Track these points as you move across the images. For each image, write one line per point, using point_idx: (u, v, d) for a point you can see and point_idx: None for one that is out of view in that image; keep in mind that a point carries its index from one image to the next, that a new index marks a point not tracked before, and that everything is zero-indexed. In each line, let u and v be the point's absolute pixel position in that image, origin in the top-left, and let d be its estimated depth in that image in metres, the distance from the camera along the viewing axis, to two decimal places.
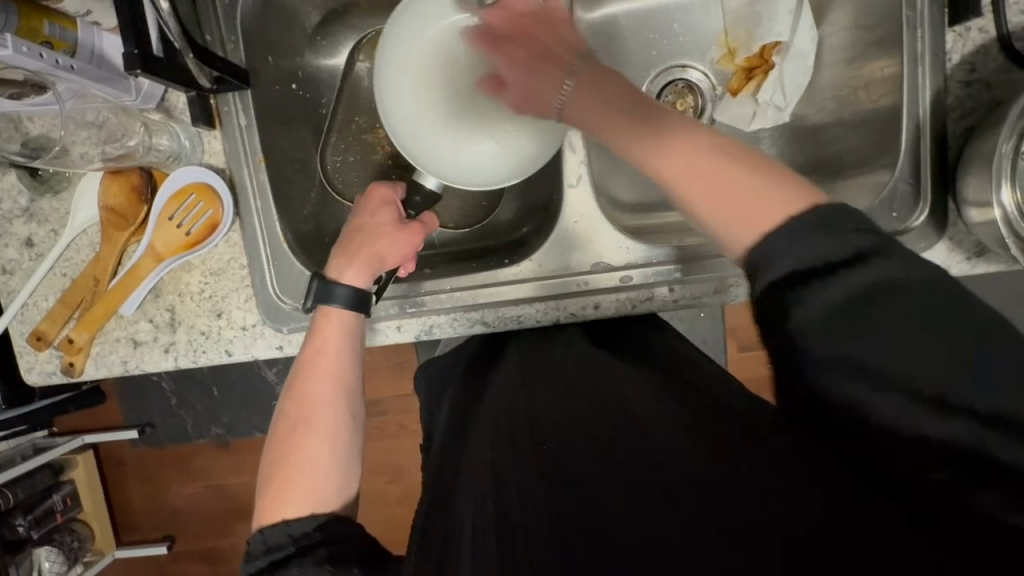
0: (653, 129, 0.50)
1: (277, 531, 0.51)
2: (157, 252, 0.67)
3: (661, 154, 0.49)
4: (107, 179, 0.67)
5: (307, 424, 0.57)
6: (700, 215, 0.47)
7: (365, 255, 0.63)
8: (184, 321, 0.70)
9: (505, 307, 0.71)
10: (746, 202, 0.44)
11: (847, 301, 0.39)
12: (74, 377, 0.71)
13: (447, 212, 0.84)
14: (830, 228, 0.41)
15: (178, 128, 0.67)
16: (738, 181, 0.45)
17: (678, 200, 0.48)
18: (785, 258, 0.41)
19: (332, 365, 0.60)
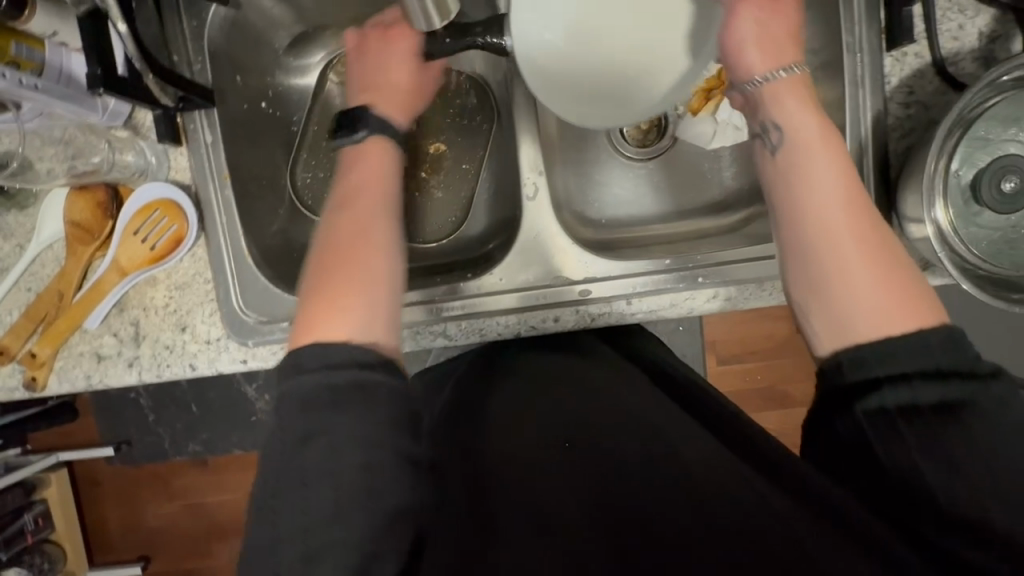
0: (835, 169, 0.53)
1: (336, 348, 0.47)
2: (122, 266, 0.68)
3: (826, 189, 0.52)
4: (74, 194, 0.68)
5: (368, 239, 0.56)
6: (837, 258, 0.50)
7: (405, 96, 0.68)
8: (148, 335, 0.71)
9: (467, 320, 0.72)
10: (884, 298, 0.48)
11: (939, 406, 0.44)
12: (36, 392, 0.71)
13: (415, 228, 0.84)
14: (956, 346, 0.45)
15: (144, 145, 0.68)
16: (887, 269, 0.49)
17: (812, 244, 0.51)
18: (887, 359, 0.46)
19: (381, 213, 0.58)
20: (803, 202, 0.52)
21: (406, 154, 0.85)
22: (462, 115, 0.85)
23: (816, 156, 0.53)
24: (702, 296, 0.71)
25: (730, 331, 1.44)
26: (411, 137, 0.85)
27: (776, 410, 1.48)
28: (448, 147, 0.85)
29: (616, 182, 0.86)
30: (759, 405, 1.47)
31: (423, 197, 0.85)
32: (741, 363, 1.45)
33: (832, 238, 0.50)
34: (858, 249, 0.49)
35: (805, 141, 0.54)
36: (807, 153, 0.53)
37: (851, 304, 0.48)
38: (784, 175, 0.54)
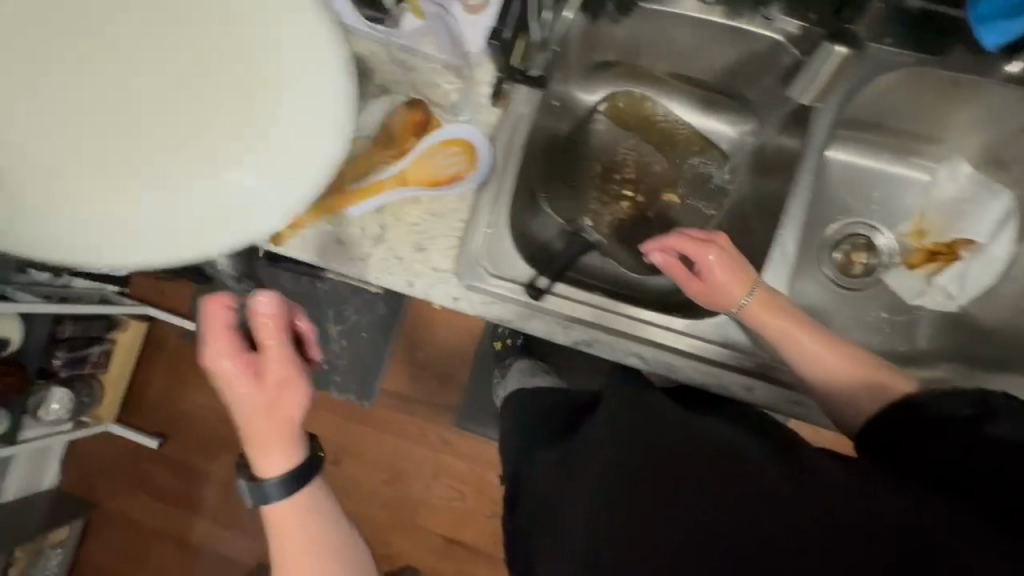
0: (823, 334, 0.71)
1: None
2: (404, 178, 0.77)
3: (821, 354, 0.70)
4: (401, 107, 0.78)
5: (313, 552, 0.62)
6: (839, 392, 0.70)
7: (271, 432, 0.59)
8: (387, 242, 0.78)
9: (666, 353, 0.77)
10: (854, 393, 0.69)
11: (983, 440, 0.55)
12: (276, 246, 0.80)
13: (620, 252, 0.89)
14: (949, 400, 0.60)
15: (470, 95, 0.78)
16: (862, 373, 0.69)
17: (821, 383, 0.71)
18: (916, 415, 0.61)
19: (337, 538, 0.63)
20: (805, 362, 0.71)
21: (644, 192, 0.92)
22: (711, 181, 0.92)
23: (798, 339, 0.71)
24: None
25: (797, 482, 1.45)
26: (655, 179, 0.93)
27: None
28: (682, 202, 0.92)
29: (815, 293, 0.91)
30: None
31: (643, 231, 0.90)
32: None
33: (823, 382, 0.70)
34: (829, 360, 0.70)
35: (799, 319, 0.72)
36: (789, 330, 0.71)
37: (847, 405, 0.70)
38: (792, 337, 0.71)
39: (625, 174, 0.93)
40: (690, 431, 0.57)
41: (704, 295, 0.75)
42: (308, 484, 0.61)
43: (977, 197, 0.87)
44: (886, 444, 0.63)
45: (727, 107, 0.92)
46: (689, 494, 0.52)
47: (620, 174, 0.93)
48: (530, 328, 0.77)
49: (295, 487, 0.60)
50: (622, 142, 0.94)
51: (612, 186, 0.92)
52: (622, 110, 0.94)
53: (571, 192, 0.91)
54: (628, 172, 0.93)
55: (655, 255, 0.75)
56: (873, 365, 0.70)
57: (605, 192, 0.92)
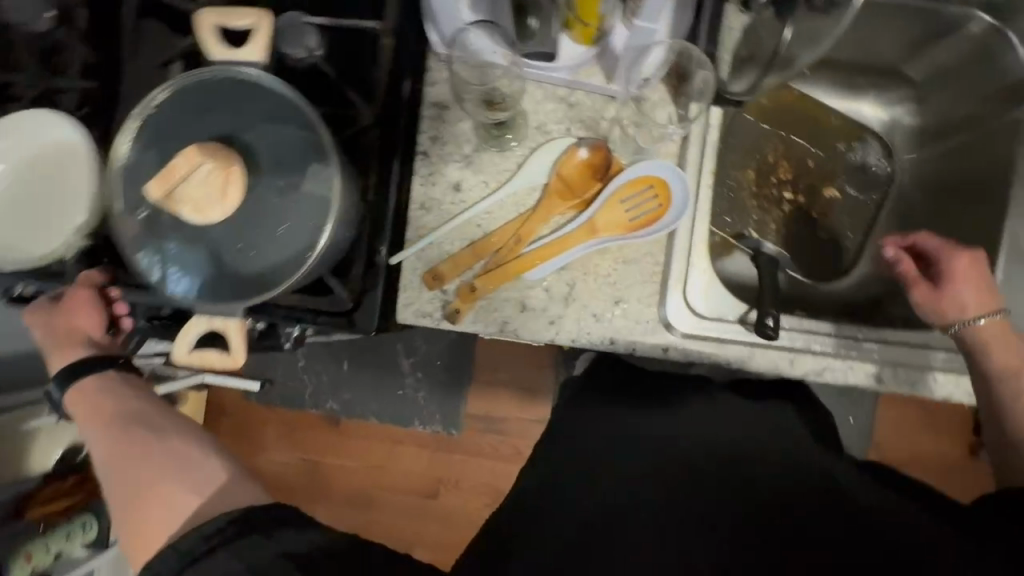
0: None
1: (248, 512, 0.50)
2: (594, 228, 0.69)
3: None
4: (573, 150, 0.70)
5: (140, 432, 0.60)
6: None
7: (65, 338, 0.66)
8: (580, 299, 0.72)
9: (905, 372, 0.71)
10: None
11: None
12: (453, 324, 0.72)
13: (796, 260, 0.86)
14: None
15: (646, 125, 0.70)
16: None
17: (1018, 426, 0.65)
18: None
19: (122, 395, 0.64)
20: (1005, 391, 0.66)
21: (804, 191, 0.88)
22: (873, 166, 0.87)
23: (1016, 372, 0.66)
24: None
25: None
26: (811, 174, 0.88)
27: None
28: (845, 194, 0.88)
29: None
30: None
31: (809, 235, 0.87)
32: None
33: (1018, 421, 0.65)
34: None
35: (1018, 352, 0.67)
36: (1011, 362, 0.66)
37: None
38: (1004, 360, 0.66)
39: (780, 175, 0.87)
40: (695, 436, 0.66)
41: (926, 302, 0.71)
42: (101, 365, 0.65)
43: None
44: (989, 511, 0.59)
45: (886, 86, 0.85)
46: (665, 472, 0.61)
47: (774, 175, 0.87)
48: (751, 365, 0.71)
49: (86, 369, 0.65)
50: (772, 139, 0.87)
51: (769, 190, 0.87)
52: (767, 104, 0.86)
53: (729, 203, 0.85)
54: (782, 171, 0.87)
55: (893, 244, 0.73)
56: None
57: (761, 197, 0.87)
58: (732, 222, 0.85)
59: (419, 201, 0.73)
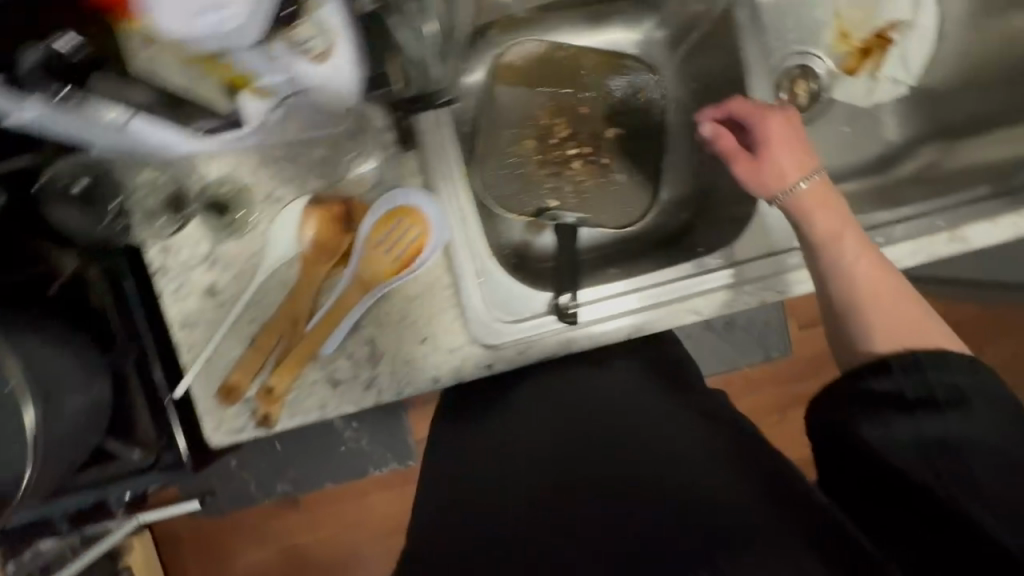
0: (871, 251, 0.59)
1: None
2: (364, 282, 0.64)
3: (860, 263, 0.58)
4: (307, 210, 0.63)
5: None
6: (865, 324, 0.56)
7: None
8: (386, 352, 0.68)
9: (718, 294, 0.70)
10: (881, 326, 0.55)
11: (913, 438, 0.49)
12: (270, 429, 0.67)
13: (604, 214, 0.81)
14: (930, 369, 0.51)
15: (379, 152, 0.64)
16: (908, 312, 0.56)
17: (855, 306, 0.57)
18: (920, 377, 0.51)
19: None
20: (837, 267, 0.58)
21: (588, 141, 0.84)
22: (646, 91, 0.84)
23: (840, 240, 0.59)
24: (939, 239, 0.73)
25: None
26: (588, 121, 0.84)
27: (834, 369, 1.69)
28: (628, 130, 0.84)
29: None
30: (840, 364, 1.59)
31: (609, 182, 0.83)
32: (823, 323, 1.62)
33: (855, 300, 0.57)
34: (885, 293, 0.57)
35: (839, 216, 0.61)
36: (833, 232, 0.60)
37: (863, 336, 0.56)
38: (824, 229, 0.60)
39: (560, 134, 0.83)
40: (560, 406, 0.71)
41: (748, 177, 0.66)
42: None
43: None
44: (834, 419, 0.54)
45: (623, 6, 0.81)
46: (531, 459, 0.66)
47: (553, 137, 0.83)
48: (573, 347, 0.69)
49: None
50: (538, 101, 0.84)
51: (556, 153, 0.83)
52: (517, 68, 0.84)
53: (519, 183, 0.82)
54: (560, 129, 0.84)
55: (708, 122, 0.67)
56: (927, 315, 0.56)
57: (549, 165, 0.83)
58: (530, 201, 0.81)
59: (178, 320, 0.66)
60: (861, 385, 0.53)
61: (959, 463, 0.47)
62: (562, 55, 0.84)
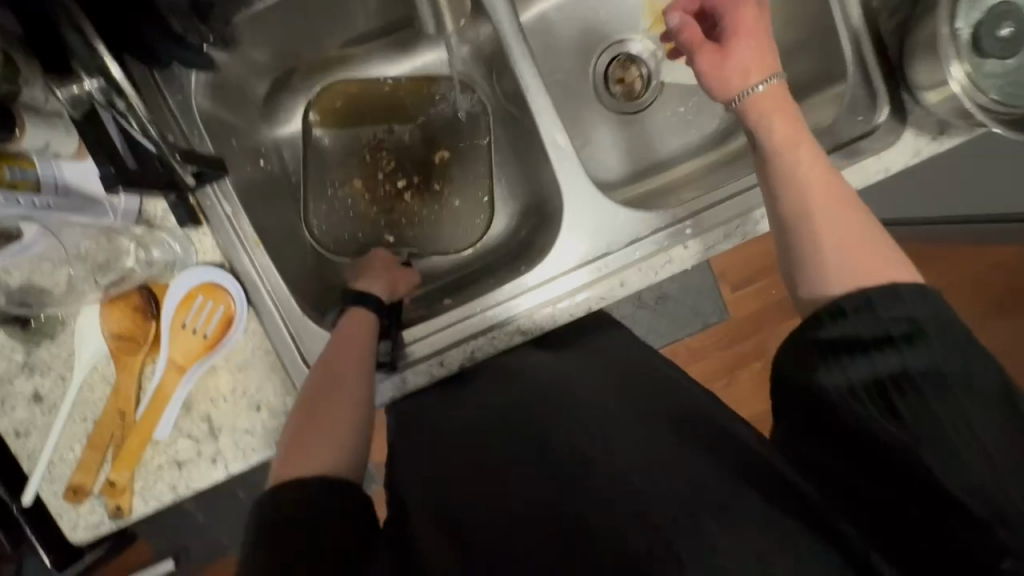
0: (827, 165, 0.53)
1: (292, 481, 0.48)
2: (179, 364, 0.65)
3: (819, 176, 0.52)
4: (104, 307, 0.64)
5: None
6: (829, 250, 0.49)
7: None
8: (224, 426, 0.68)
9: (536, 312, 0.70)
10: (843, 251, 0.49)
11: (873, 378, 0.43)
12: (125, 520, 0.67)
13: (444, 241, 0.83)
14: (898, 302, 0.45)
15: (166, 236, 0.64)
16: (869, 236, 0.49)
17: (811, 228, 0.51)
18: (879, 312, 0.45)
19: None
20: (800, 183, 0.52)
21: (415, 172, 0.84)
22: (461, 114, 0.83)
23: (797, 149, 0.53)
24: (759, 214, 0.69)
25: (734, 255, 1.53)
26: (409, 154, 0.84)
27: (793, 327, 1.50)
28: (454, 152, 0.84)
29: (615, 142, 0.85)
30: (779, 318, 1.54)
31: (442, 208, 0.83)
32: (754, 285, 1.53)
33: (812, 221, 0.51)
34: (830, 207, 0.51)
35: (792, 135, 0.54)
36: (789, 143, 0.54)
37: (824, 264, 0.49)
38: (783, 145, 0.54)
39: (386, 172, 0.84)
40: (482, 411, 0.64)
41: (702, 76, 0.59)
42: None
43: None
44: (796, 376, 0.47)
45: (415, 30, 0.78)
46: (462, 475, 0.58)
47: (377, 176, 0.84)
48: (400, 392, 0.70)
49: None
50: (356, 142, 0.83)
51: (386, 191, 0.84)
52: (326, 113, 0.81)
53: (354, 225, 0.82)
54: (385, 167, 0.84)
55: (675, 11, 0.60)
56: (884, 238, 0.50)
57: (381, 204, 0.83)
58: (369, 239, 0.82)
59: (10, 431, 0.66)
60: (818, 335, 0.46)
61: (915, 394, 0.41)
62: (370, 91, 0.82)
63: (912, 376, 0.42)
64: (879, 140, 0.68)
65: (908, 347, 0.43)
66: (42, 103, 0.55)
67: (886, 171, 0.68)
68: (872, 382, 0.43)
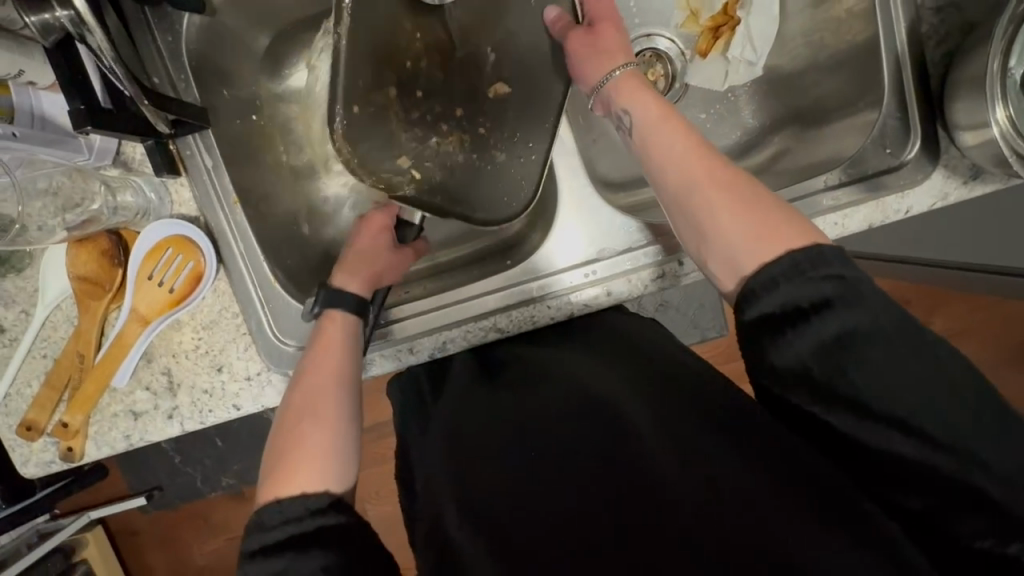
0: (696, 138, 0.53)
1: (290, 504, 0.47)
2: (142, 315, 0.63)
3: (686, 153, 0.52)
4: (72, 247, 0.63)
5: None
6: (712, 226, 0.49)
7: None
8: (183, 382, 0.65)
9: (516, 309, 0.67)
10: (732, 221, 0.48)
11: (815, 349, 0.42)
12: (75, 462, 0.66)
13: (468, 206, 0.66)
14: (806, 271, 0.43)
15: (140, 181, 0.62)
16: (754, 201, 0.48)
17: (690, 208, 0.51)
18: (779, 287, 0.44)
19: None
20: (670, 165, 0.53)
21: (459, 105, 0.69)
22: (539, 51, 0.67)
23: (661, 135, 0.54)
24: None
25: None
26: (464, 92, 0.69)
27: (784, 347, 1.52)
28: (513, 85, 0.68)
29: None
30: None
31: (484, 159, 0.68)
32: None
33: (695, 200, 0.50)
34: (718, 191, 0.49)
35: (653, 117, 0.56)
36: (654, 125, 0.55)
37: (714, 241, 0.49)
38: (652, 134, 0.55)
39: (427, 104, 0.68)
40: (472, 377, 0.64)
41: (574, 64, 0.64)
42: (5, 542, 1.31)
43: None
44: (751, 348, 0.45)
45: None
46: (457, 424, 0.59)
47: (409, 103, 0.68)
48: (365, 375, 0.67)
49: None
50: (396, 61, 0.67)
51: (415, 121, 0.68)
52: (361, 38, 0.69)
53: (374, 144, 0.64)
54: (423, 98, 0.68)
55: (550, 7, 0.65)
56: (773, 201, 0.48)
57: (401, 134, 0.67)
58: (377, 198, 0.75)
59: None
60: (747, 318, 0.45)
61: (857, 360, 0.41)
62: None
63: (860, 348, 0.41)
64: (906, 176, 0.63)
65: (841, 305, 0.41)
66: (20, 27, 0.52)
67: (906, 212, 0.64)
68: (813, 354, 0.42)
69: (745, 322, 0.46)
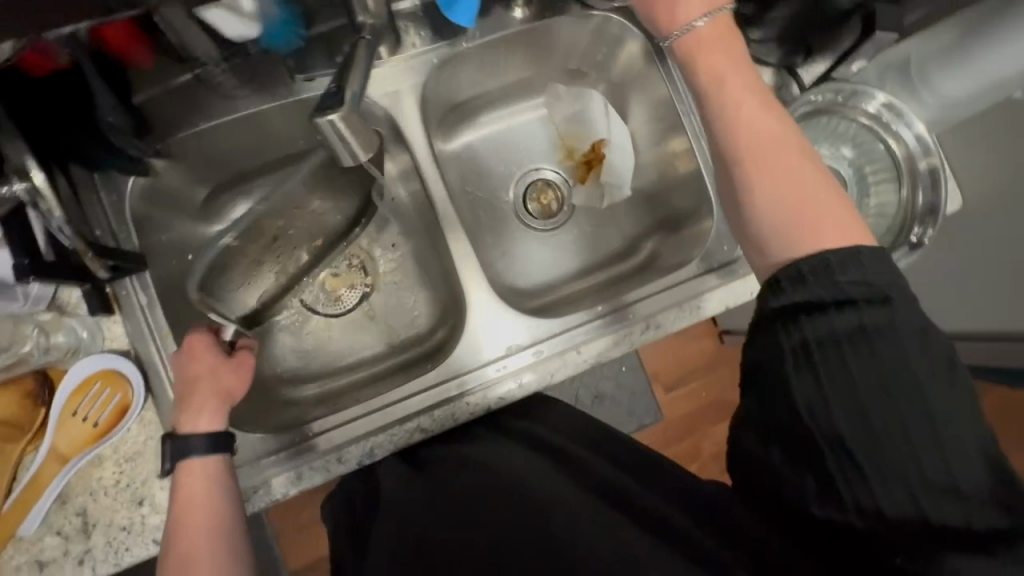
0: (770, 103, 0.55)
1: None
2: (61, 453, 0.64)
3: (755, 120, 0.54)
4: None
5: None
6: (760, 196, 0.52)
7: None
8: (100, 521, 0.64)
9: (437, 409, 0.73)
10: (784, 198, 0.51)
11: (829, 340, 0.46)
12: None
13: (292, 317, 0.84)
14: (835, 270, 0.47)
15: (74, 322, 0.66)
16: (809, 179, 0.52)
17: (744, 169, 0.54)
18: (804, 286, 0.48)
19: None
20: (731, 132, 0.55)
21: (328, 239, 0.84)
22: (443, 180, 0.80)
23: (736, 97, 0.56)
24: (637, 329, 0.78)
25: (665, 357, 1.59)
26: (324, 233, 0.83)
27: (717, 423, 1.60)
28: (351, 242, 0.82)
29: (545, 247, 0.94)
30: (711, 418, 1.59)
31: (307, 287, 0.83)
32: (686, 384, 1.60)
33: (749, 169, 0.53)
34: (767, 168, 0.52)
35: (724, 76, 0.57)
36: (729, 85, 0.56)
37: (753, 211, 0.53)
38: (715, 94, 0.56)
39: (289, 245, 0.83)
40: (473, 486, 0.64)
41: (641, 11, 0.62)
42: None
43: (579, 109, 0.95)
44: (762, 347, 0.50)
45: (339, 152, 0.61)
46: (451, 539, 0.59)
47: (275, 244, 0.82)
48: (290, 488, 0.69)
49: None
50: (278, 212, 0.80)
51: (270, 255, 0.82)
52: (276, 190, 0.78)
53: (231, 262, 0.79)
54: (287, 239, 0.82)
55: None
56: (824, 177, 0.52)
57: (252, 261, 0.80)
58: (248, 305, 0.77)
59: None
60: (774, 304, 0.49)
61: (857, 369, 0.45)
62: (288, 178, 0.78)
63: (860, 357, 0.45)
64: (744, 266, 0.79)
65: (871, 308, 0.46)
66: None
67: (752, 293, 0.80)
68: (804, 344, 0.47)
69: (773, 309, 0.50)
